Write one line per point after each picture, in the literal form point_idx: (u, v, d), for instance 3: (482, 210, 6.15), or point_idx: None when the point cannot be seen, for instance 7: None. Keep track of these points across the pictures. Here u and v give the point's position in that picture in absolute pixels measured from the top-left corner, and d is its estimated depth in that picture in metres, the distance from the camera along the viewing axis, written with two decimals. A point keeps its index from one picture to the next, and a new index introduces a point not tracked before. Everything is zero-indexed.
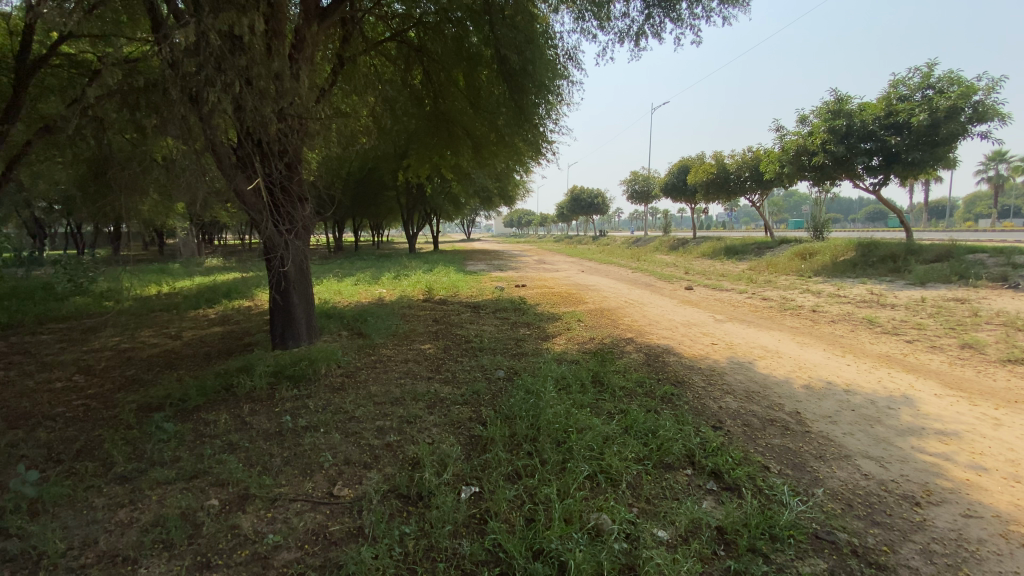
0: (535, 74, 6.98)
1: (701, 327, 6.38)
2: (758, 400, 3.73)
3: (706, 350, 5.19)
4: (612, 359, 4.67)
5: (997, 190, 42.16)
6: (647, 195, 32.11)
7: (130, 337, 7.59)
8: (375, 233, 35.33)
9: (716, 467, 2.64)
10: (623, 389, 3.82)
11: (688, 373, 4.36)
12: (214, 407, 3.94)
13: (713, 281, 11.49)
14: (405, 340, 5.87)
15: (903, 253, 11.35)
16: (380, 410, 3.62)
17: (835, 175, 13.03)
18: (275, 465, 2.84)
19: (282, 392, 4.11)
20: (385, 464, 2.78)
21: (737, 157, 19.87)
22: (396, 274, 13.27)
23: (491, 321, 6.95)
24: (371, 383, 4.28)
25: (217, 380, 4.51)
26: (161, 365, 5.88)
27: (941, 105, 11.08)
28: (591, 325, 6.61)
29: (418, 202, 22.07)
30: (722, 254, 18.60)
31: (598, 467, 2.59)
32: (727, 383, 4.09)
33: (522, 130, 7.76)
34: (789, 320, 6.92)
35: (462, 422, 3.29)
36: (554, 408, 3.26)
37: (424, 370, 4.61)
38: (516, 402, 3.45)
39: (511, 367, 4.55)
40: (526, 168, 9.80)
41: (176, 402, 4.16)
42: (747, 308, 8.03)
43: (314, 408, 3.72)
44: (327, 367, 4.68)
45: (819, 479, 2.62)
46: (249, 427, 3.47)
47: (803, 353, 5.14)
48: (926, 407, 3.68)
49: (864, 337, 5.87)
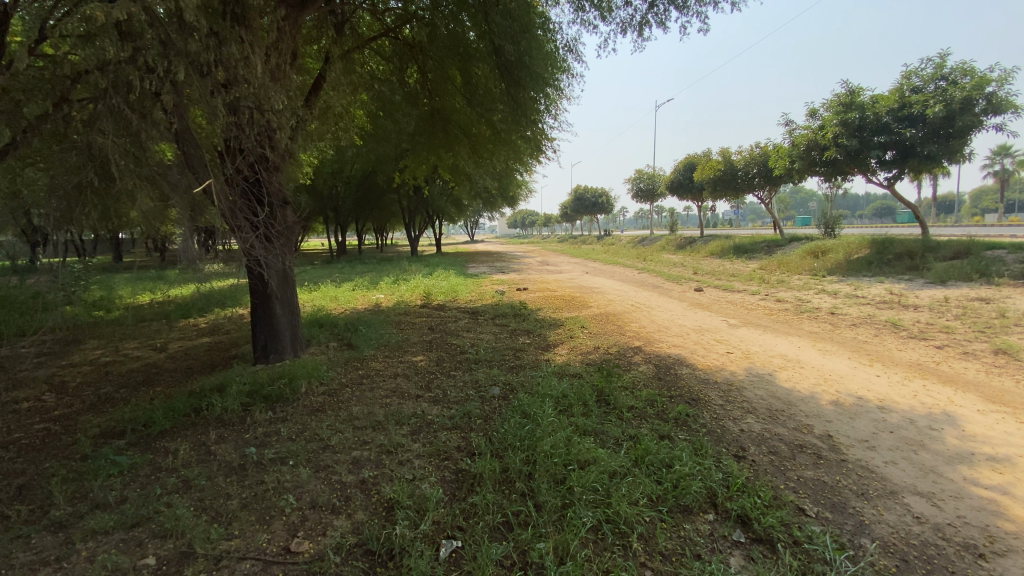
0: (534, 66, 6.58)
1: (714, 334, 5.97)
2: (783, 421, 3.31)
3: (720, 360, 4.78)
4: (618, 373, 4.27)
5: (1006, 183, 41.27)
6: (652, 194, 31.67)
7: (114, 350, 7.26)
8: (379, 235, 35.04)
9: (743, 512, 2.25)
10: (631, 410, 3.42)
11: (702, 388, 3.96)
12: (180, 434, 3.60)
13: (724, 282, 11.05)
14: (396, 352, 5.49)
15: (921, 249, 10.86)
16: (359, 436, 3.24)
17: (847, 170, 12.54)
18: (231, 512, 2.47)
19: (256, 414, 3.75)
20: (356, 508, 2.40)
21: (745, 153, 19.42)
22: (395, 279, 12.90)
23: (490, 329, 6.55)
24: (354, 403, 3.90)
25: (187, 401, 4.15)
26: (138, 382, 5.56)
27: (956, 96, 10.62)
28: (596, 332, 6.22)
29: (420, 204, 21.69)
30: (731, 254, 18.13)
31: (603, 515, 2.20)
32: (747, 401, 3.69)
33: (520, 126, 7.35)
34: (807, 324, 6.48)
35: (448, 453, 2.90)
36: (555, 436, 2.87)
37: (413, 387, 4.23)
38: (511, 427, 3.07)
39: (507, 383, 4.14)
40: (526, 168, 9.39)
41: (140, 428, 3.81)
42: (762, 311, 7.58)
43: (286, 437, 3.35)
44: (308, 385, 4.30)
45: (864, 525, 2.20)
46: (211, 459, 3.12)
47: (827, 362, 4.71)
48: (971, 426, 3.20)
49: (890, 342, 5.41)
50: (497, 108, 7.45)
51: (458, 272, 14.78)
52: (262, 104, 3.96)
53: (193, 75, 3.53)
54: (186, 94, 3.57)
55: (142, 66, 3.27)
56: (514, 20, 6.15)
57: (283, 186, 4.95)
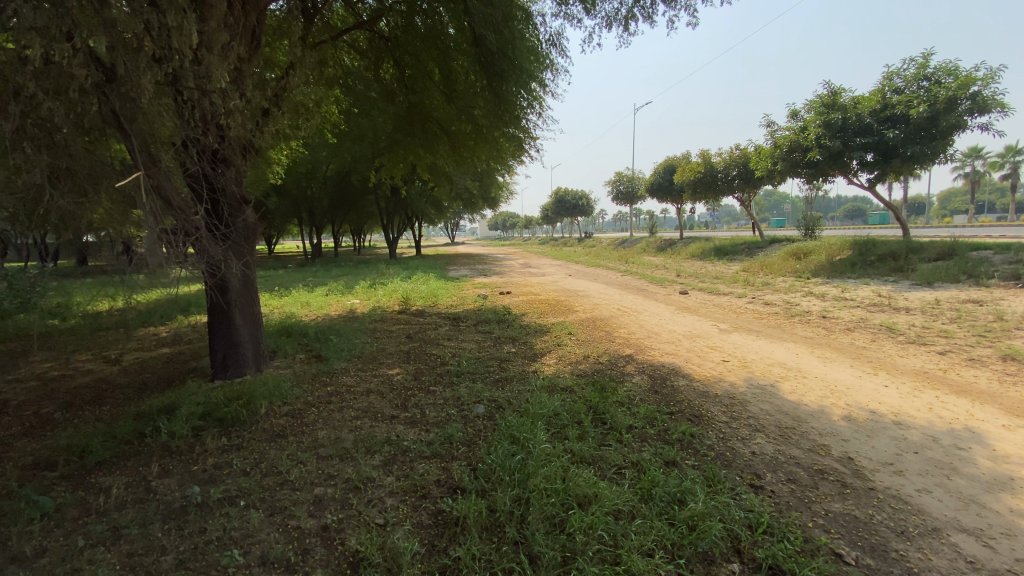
0: (517, 59, 6.25)
1: (706, 340, 5.69)
2: (797, 441, 3.02)
3: (718, 370, 4.48)
4: (613, 387, 3.92)
5: (972, 186, 42.40)
6: (632, 195, 31.58)
7: (62, 363, 6.65)
8: (356, 237, 34.17)
9: (773, 562, 1.93)
10: (630, 431, 3.08)
11: (703, 402, 3.64)
12: (118, 467, 3.13)
13: (709, 284, 10.85)
14: (370, 364, 5.07)
15: (904, 251, 10.86)
16: (324, 469, 2.84)
17: (829, 171, 12.50)
18: (163, 573, 2.05)
19: (208, 442, 3.30)
20: (316, 565, 2.02)
21: (725, 155, 19.38)
22: (371, 283, 12.44)
23: (472, 337, 6.16)
24: (320, 427, 3.48)
25: (131, 424, 3.68)
26: (84, 399, 5.02)
27: (939, 97, 10.65)
28: (583, 339, 5.88)
29: (398, 206, 21.14)
30: (712, 255, 18.07)
31: (612, 571, 1.86)
32: (753, 417, 3.38)
33: (503, 122, 7.01)
34: (801, 329, 6.26)
35: (427, 489, 2.53)
36: (549, 468, 2.51)
37: (387, 406, 3.81)
38: (499, 457, 2.69)
39: (492, 400, 3.76)
40: (508, 167, 9.03)
41: (73, 458, 3.32)
42: (751, 314, 7.36)
43: (240, 470, 2.92)
44: (270, 405, 3.87)
45: (914, 573, 1.90)
46: (150, 499, 2.68)
47: (830, 371, 4.45)
48: (1001, 446, 2.96)
49: (890, 348, 5.21)
50: (478, 103, 7.07)
51: (437, 276, 14.35)
52: (208, 87, 3.52)
53: (123, 52, 3.08)
54: (119, 73, 3.12)
55: (63, 40, 2.81)
56: (495, 8, 5.79)
57: (238, 184, 4.48)
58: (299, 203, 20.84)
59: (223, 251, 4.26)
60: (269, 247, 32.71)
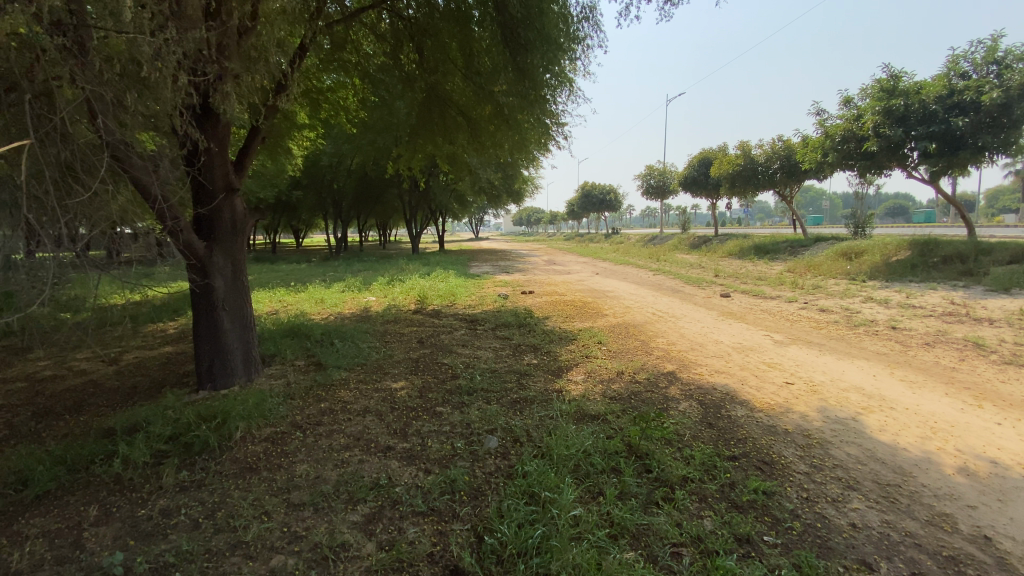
0: (543, 27, 5.59)
1: (761, 354, 4.92)
2: (908, 508, 2.29)
3: (783, 396, 3.72)
4: (656, 417, 3.21)
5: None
6: (663, 190, 30.47)
7: (57, 362, 6.25)
8: (381, 232, 33.90)
9: None
10: (684, 487, 2.40)
11: (772, 443, 2.90)
12: (55, 506, 2.58)
13: (751, 286, 9.95)
14: (372, 375, 4.47)
15: (973, 252, 9.75)
16: (291, 525, 2.24)
17: (885, 163, 11.38)
18: None
19: (166, 476, 2.75)
20: None
21: (766, 147, 18.24)
22: (389, 279, 11.92)
23: (491, 344, 5.52)
24: (299, 460, 2.89)
25: (88, 446, 3.15)
26: (63, 406, 4.55)
27: (1014, 82, 9.46)
28: (616, 350, 5.18)
29: (421, 199, 20.64)
30: (752, 253, 16.97)
31: None
32: (839, 466, 2.65)
33: (527, 103, 6.30)
34: (869, 343, 5.38)
35: (414, 568, 1.91)
36: (580, 552, 1.88)
37: (383, 434, 3.18)
38: (511, 525, 2.06)
39: (508, 430, 3.10)
40: (532, 157, 8.32)
41: (10, 487, 2.80)
42: (807, 323, 6.50)
43: (190, 520, 2.34)
44: (248, 427, 3.29)
45: None
46: (74, 558, 2.14)
47: (921, 400, 3.65)
48: None
49: (986, 371, 4.32)
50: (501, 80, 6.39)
51: (459, 273, 13.70)
52: (164, 48, 2.90)
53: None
54: (33, 21, 2.54)
55: None
56: None
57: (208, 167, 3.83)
58: (323, 196, 20.52)
59: (187, 243, 3.69)
60: (296, 240, 32.72)
